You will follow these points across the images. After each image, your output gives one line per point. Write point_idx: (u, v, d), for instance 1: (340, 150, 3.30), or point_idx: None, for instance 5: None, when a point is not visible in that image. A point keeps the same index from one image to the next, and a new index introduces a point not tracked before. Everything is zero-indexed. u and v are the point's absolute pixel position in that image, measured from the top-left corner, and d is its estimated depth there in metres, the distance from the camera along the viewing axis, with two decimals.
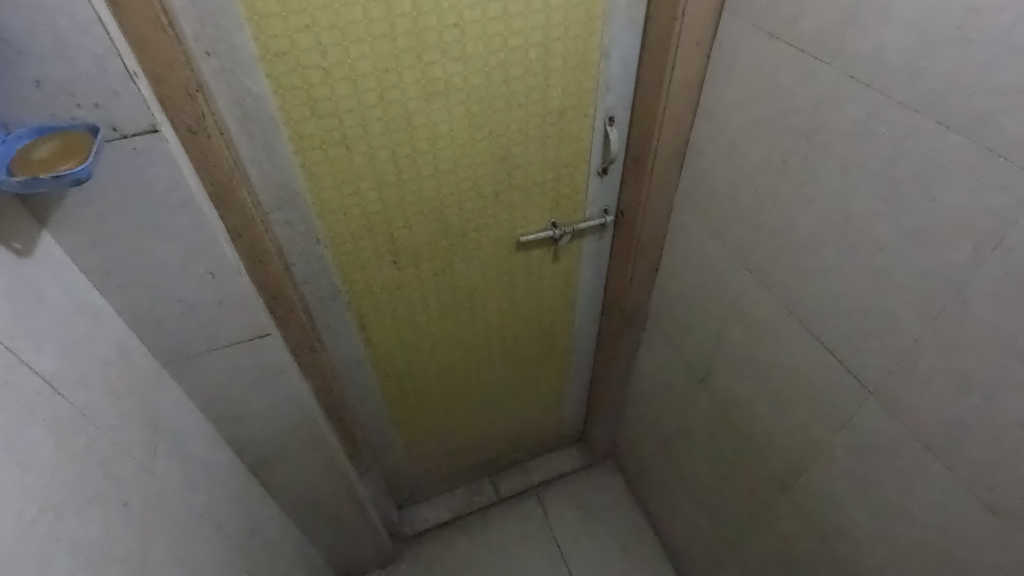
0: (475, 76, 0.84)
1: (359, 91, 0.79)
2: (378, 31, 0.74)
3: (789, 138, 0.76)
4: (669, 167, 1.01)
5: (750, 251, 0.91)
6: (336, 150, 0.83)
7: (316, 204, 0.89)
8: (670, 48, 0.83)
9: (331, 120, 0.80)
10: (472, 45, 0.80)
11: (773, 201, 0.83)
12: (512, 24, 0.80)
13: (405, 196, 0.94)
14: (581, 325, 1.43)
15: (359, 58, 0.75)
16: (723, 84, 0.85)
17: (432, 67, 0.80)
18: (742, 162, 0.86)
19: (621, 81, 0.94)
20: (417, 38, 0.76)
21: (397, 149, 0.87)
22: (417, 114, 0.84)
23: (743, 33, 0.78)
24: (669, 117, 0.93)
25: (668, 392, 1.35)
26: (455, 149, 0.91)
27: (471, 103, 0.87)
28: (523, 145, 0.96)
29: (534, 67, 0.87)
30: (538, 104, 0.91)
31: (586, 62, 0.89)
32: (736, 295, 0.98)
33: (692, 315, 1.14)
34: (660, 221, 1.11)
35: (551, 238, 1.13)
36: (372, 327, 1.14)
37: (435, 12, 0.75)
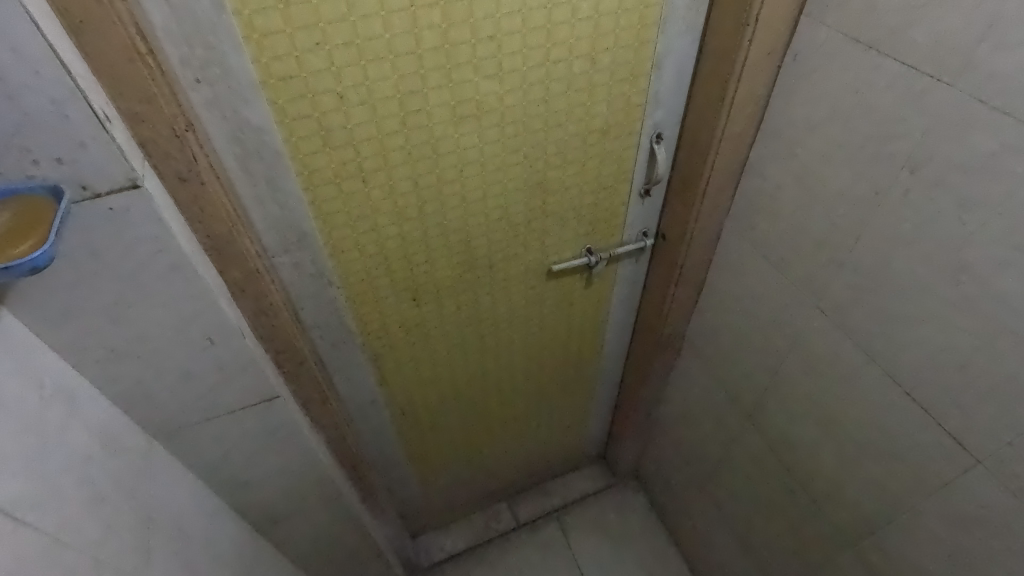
0: (512, 94, 0.72)
1: (378, 117, 0.67)
2: (402, 47, 0.62)
3: (884, 167, 0.65)
4: (723, 188, 0.90)
5: (822, 287, 0.80)
6: (350, 184, 0.72)
7: (327, 243, 0.77)
8: (738, 59, 0.72)
9: (346, 150, 0.68)
10: (510, 60, 0.68)
11: (857, 236, 0.72)
12: (556, 34, 0.68)
13: (428, 230, 0.83)
14: (609, 349, 1.33)
15: (379, 79, 0.63)
16: (797, 99, 0.74)
17: (463, 86, 0.68)
18: (818, 189, 0.75)
19: (673, 94, 0.82)
20: (446, 53, 0.64)
21: (420, 179, 0.76)
22: (444, 140, 0.73)
23: (829, 42, 0.67)
24: (729, 135, 0.81)
25: (706, 422, 1.25)
26: (486, 176, 0.80)
27: (505, 125, 0.75)
28: (561, 168, 0.84)
29: (578, 82, 0.75)
30: (579, 123, 0.80)
31: (635, 75, 0.77)
32: (800, 332, 0.88)
33: (741, 347, 1.04)
34: (706, 246, 1.00)
35: (586, 265, 1.02)
36: (388, 366, 1.03)
37: (468, 23, 0.63)
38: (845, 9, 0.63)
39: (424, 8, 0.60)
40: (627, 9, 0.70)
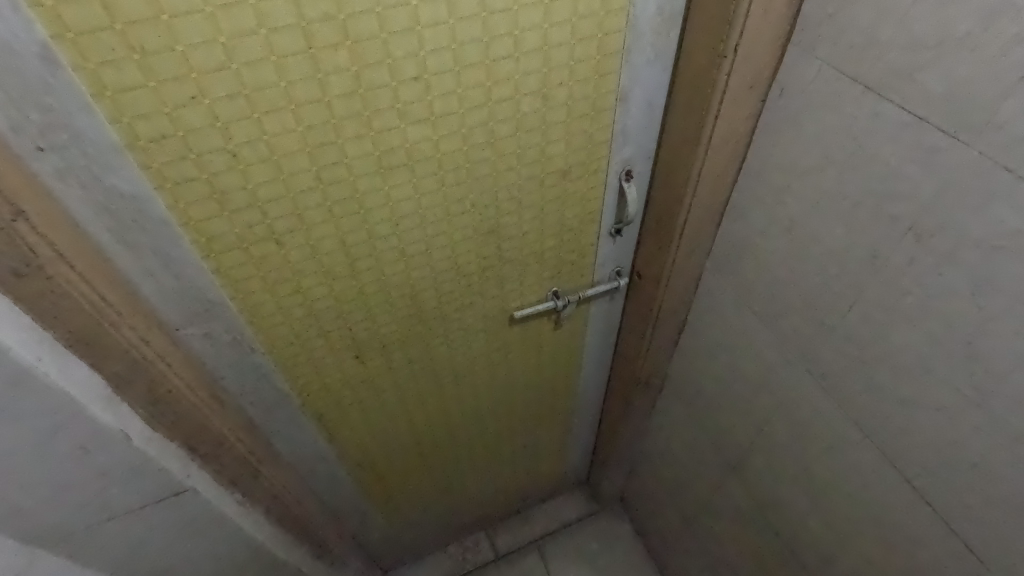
0: (449, 140, 0.61)
1: (285, 173, 0.56)
2: (304, 95, 0.51)
3: (883, 230, 0.55)
4: (702, 230, 0.79)
5: (811, 350, 0.71)
6: (261, 246, 0.61)
7: (243, 309, 0.67)
8: (715, 95, 0.61)
9: (251, 212, 0.58)
10: (443, 103, 0.58)
11: (851, 302, 0.62)
12: (497, 71, 0.57)
13: (363, 287, 0.73)
14: (586, 384, 1.23)
15: (280, 132, 0.53)
16: (783, 140, 0.63)
17: (387, 133, 0.58)
18: (808, 243, 0.65)
19: (643, 128, 0.71)
20: (361, 99, 0.54)
21: (348, 236, 0.65)
22: (371, 193, 0.62)
23: (820, 78, 0.56)
24: (707, 176, 0.71)
25: (691, 465, 1.17)
26: (427, 228, 0.69)
27: (444, 173, 0.64)
28: (516, 214, 0.74)
29: (528, 122, 0.64)
30: (534, 166, 0.69)
31: (597, 110, 0.66)
32: (788, 392, 0.78)
33: (725, 397, 0.94)
34: (686, 288, 0.90)
35: (552, 309, 0.92)
36: (335, 423, 0.93)
37: (385, 64, 0.52)
38: (839, 40, 0.52)
39: (325, 49, 0.49)
40: (583, 38, 0.58)
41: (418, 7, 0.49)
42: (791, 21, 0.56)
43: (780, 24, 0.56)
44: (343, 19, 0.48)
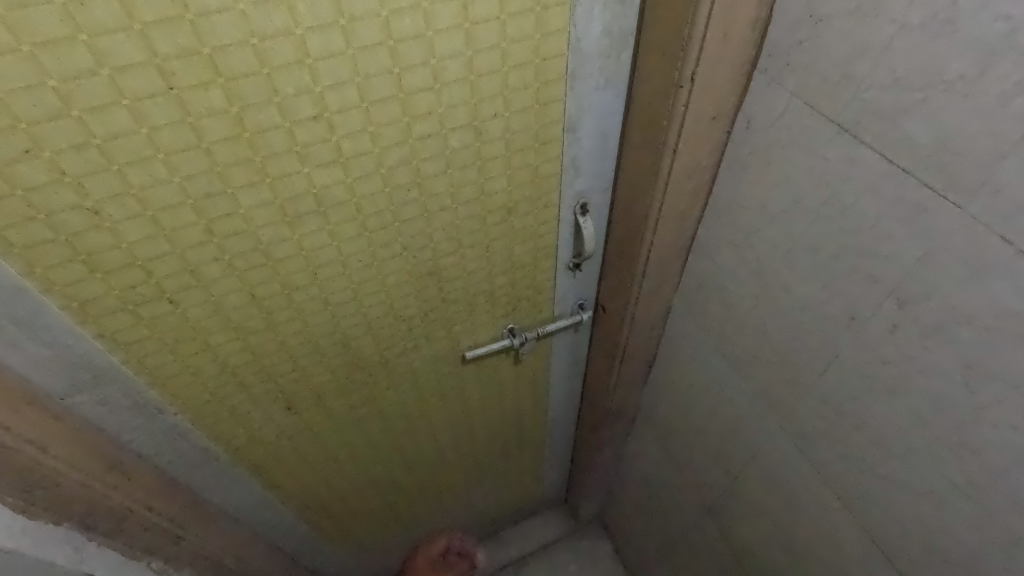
0: (365, 182, 0.53)
1: (166, 228, 0.48)
2: (175, 142, 0.43)
3: (861, 293, 0.48)
4: (667, 267, 0.72)
5: (785, 405, 0.64)
6: (150, 307, 0.53)
7: (141, 372, 0.59)
8: (671, 129, 0.53)
9: (131, 271, 0.50)
10: (353, 143, 0.50)
11: (826, 362, 0.55)
12: (416, 105, 0.50)
13: (285, 339, 0.65)
14: (556, 413, 1.16)
15: (151, 185, 0.45)
16: (749, 178, 0.55)
17: (288, 179, 0.49)
18: (779, 293, 0.58)
19: (597, 160, 0.63)
20: (249, 143, 0.45)
21: (257, 289, 0.57)
22: (279, 243, 0.54)
23: (788, 112, 0.48)
24: (669, 213, 0.63)
25: (666, 498, 1.10)
26: (352, 275, 0.62)
27: (365, 217, 0.56)
28: (456, 254, 0.66)
29: (460, 158, 0.56)
30: (472, 204, 0.61)
31: (541, 141, 0.58)
32: (761, 444, 0.71)
33: (697, 437, 0.87)
34: (654, 324, 0.82)
35: (509, 347, 0.84)
36: (274, 471, 0.86)
37: (273, 103, 0.44)
38: (808, 71, 0.45)
39: (192, 89, 0.41)
40: (515, 65, 0.51)
41: (306, 37, 0.41)
42: (756, 46, 0.48)
43: (742, 50, 0.48)
44: (210, 54, 0.39)
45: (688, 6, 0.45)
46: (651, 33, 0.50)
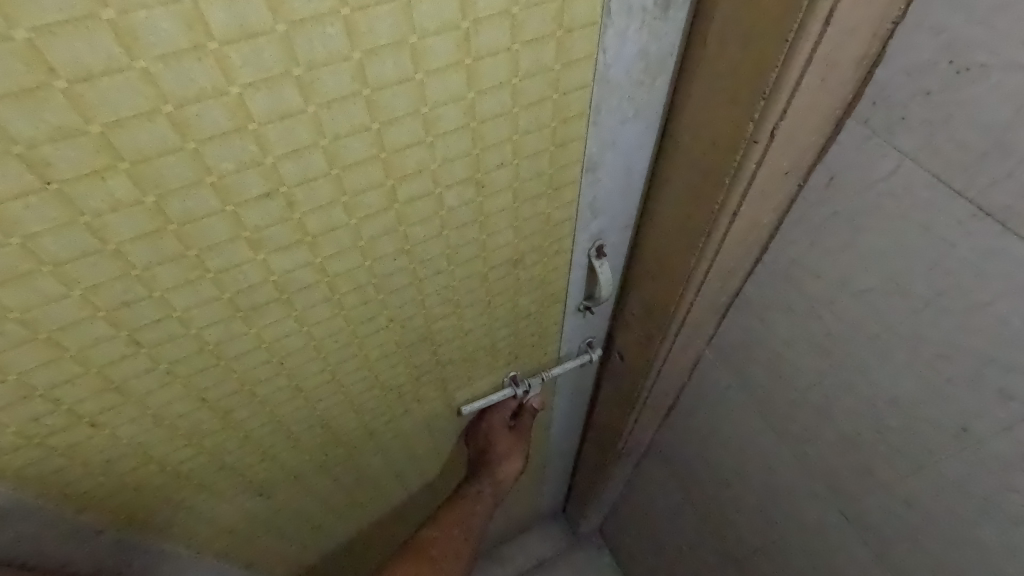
0: (338, 259, 0.41)
1: (73, 348, 0.36)
2: (64, 249, 0.31)
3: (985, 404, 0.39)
4: (701, 325, 0.61)
5: (848, 491, 0.55)
6: (66, 434, 0.42)
7: (65, 501, 0.47)
8: (733, 187, 0.42)
9: (32, 402, 0.38)
10: (320, 219, 0.37)
11: (914, 467, 0.47)
12: (402, 163, 0.37)
13: (251, 433, 0.53)
14: (556, 444, 1.06)
15: (40, 303, 0.33)
16: (822, 241, 0.45)
17: (235, 272, 0.37)
18: (852, 375, 0.48)
19: (621, 202, 0.52)
20: (175, 236, 0.33)
21: (208, 392, 0.46)
22: (232, 341, 0.42)
23: (896, 177, 0.37)
24: (716, 275, 0.52)
25: (681, 536, 1.02)
26: (328, 357, 0.50)
27: (341, 296, 0.45)
28: (453, 316, 0.55)
29: (459, 217, 0.44)
30: (472, 264, 0.49)
31: (555, 187, 0.46)
32: (812, 520, 0.63)
33: (727, 492, 0.79)
34: (680, 377, 0.72)
35: (512, 396, 0.74)
36: (249, 553, 0.75)
37: (207, 184, 0.31)
38: (933, 131, 0.34)
39: (81, 181, 0.28)
40: (528, 104, 0.38)
41: (245, 96, 0.29)
42: (854, 92, 0.37)
43: (833, 98, 0.37)
44: (101, 132, 0.27)
45: (776, 45, 0.34)
46: (715, 71, 0.39)
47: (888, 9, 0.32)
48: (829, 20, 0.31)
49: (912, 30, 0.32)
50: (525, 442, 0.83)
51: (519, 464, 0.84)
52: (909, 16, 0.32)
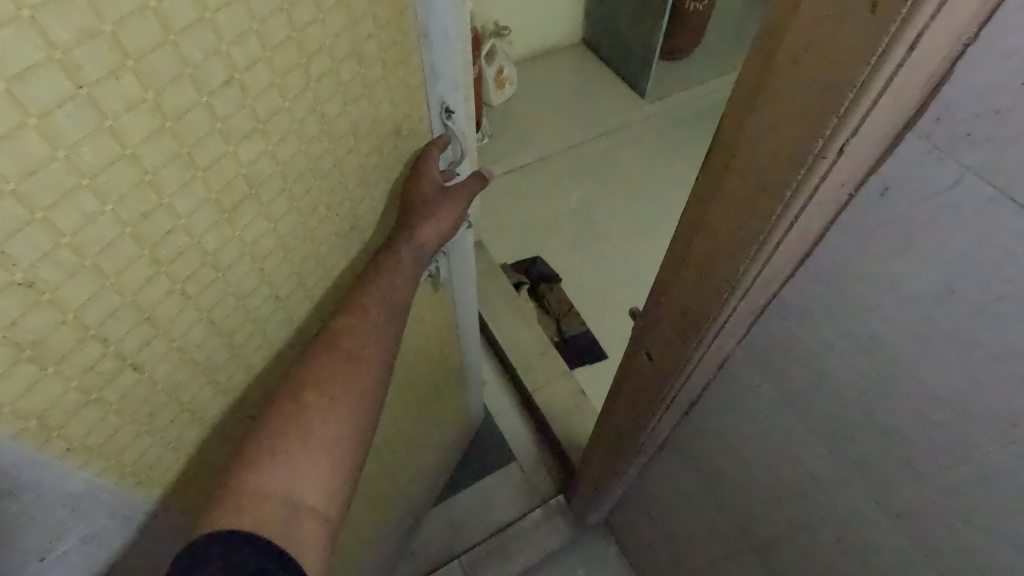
0: (284, 143, 0.52)
1: (111, 275, 0.42)
2: (96, 158, 0.37)
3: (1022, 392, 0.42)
4: (734, 327, 0.62)
5: (883, 482, 0.58)
6: (115, 385, 0.47)
7: (122, 471, 0.52)
8: (793, 196, 0.44)
9: (86, 346, 0.43)
10: (264, 102, 0.48)
11: (959, 460, 0.49)
12: (307, 41, 0.50)
13: (249, 359, 0.60)
14: (466, 334, 1.23)
15: (84, 223, 0.38)
16: (863, 246, 0.47)
17: (217, 166, 0.46)
18: (874, 356, 0.51)
19: (452, 66, 0.69)
20: (171, 133, 0.41)
21: (215, 313, 0.53)
22: (225, 247, 0.50)
23: (957, 191, 0.39)
24: (759, 282, 0.54)
25: (691, 521, 1.06)
26: (292, 255, 0.60)
27: (291, 185, 0.55)
28: (367, 196, 0.68)
29: (352, 91, 0.58)
30: (368, 135, 0.63)
31: (406, 53, 0.63)
32: (833, 504, 0.67)
33: (741, 476, 0.82)
34: (706, 376, 0.74)
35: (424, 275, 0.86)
36: None
37: (186, 76, 0.40)
38: (998, 148, 0.36)
39: (102, 83, 0.35)
40: None
41: None
42: (917, 107, 0.38)
43: (896, 114, 0.39)
44: (113, 32, 0.34)
45: (855, 67, 0.36)
46: (781, 87, 0.41)
47: (962, 31, 0.34)
48: (915, 47, 0.33)
49: (983, 52, 0.34)
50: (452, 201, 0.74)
51: (445, 222, 0.73)
52: (981, 39, 0.34)
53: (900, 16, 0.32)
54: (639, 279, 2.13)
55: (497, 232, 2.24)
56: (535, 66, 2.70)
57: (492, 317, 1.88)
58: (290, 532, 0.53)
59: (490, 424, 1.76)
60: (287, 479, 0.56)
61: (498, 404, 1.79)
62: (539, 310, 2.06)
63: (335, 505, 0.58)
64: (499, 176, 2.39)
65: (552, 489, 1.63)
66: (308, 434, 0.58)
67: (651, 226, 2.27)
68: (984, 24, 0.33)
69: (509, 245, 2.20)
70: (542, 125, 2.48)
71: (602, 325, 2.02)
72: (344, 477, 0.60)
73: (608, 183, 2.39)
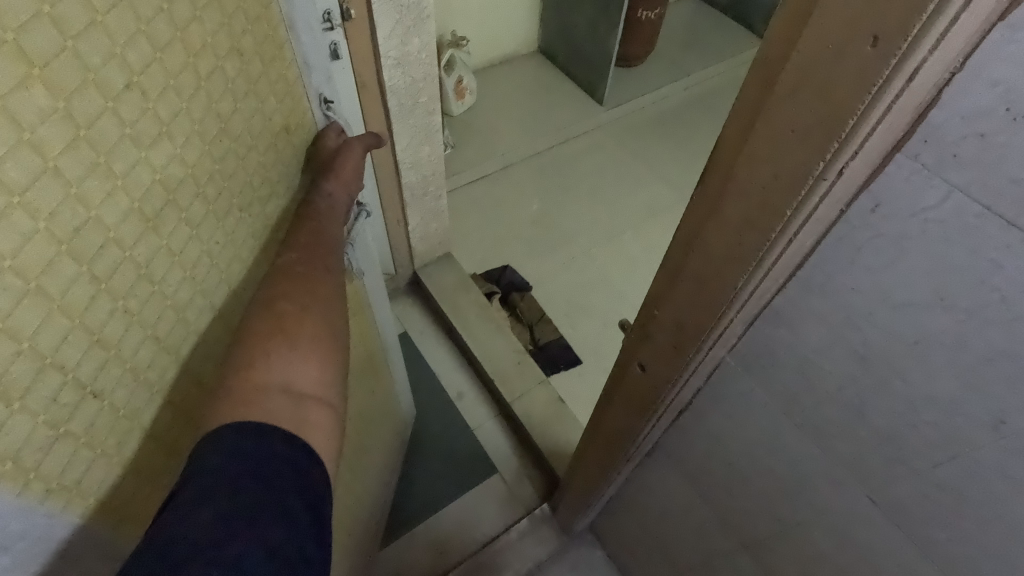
0: (190, 147, 0.48)
1: (57, 297, 0.38)
2: (22, 174, 0.33)
3: (1007, 389, 0.45)
4: (727, 337, 0.64)
5: (877, 479, 0.60)
6: (81, 416, 0.42)
7: (101, 514, 0.47)
8: (795, 215, 0.46)
9: (46, 377, 0.38)
10: (165, 104, 0.44)
11: (951, 454, 0.52)
12: (192, 39, 0.46)
13: (202, 376, 0.57)
14: (387, 330, 1.23)
15: (22, 244, 0.34)
16: (854, 259, 0.49)
17: (134, 173, 0.42)
18: (862, 360, 0.54)
19: (315, 54, 0.69)
20: (87, 143, 0.37)
21: (158, 331, 0.48)
22: (156, 259, 0.46)
23: (946, 207, 0.41)
24: (755, 296, 0.56)
25: (678, 519, 1.08)
26: (219, 264, 0.56)
27: (204, 187, 0.51)
28: (274, 195, 0.65)
29: (240, 88, 0.54)
30: (264, 135, 0.60)
31: (279, 48, 0.61)
32: (825, 501, 0.69)
33: (729, 475, 0.84)
34: (698, 383, 0.75)
35: None
36: None
37: (91, 82, 0.36)
38: (984, 168, 0.38)
39: (14, 92, 0.32)
40: None
41: None
42: (906, 130, 0.41)
43: (889, 136, 0.41)
44: (16, 39, 0.31)
45: (857, 95, 0.38)
46: (780, 113, 0.43)
47: (949, 62, 0.36)
48: (912, 79, 0.35)
49: (969, 81, 0.37)
50: (356, 148, 0.77)
51: (354, 164, 0.75)
52: (965, 69, 0.36)
53: (899, 51, 0.34)
54: (607, 283, 2.16)
55: (464, 243, 2.23)
56: (494, 75, 2.71)
57: (464, 328, 1.87)
58: (298, 417, 0.56)
59: (467, 436, 1.74)
60: (282, 374, 0.57)
61: (475, 417, 1.78)
62: (511, 319, 2.06)
63: (330, 389, 0.61)
64: (462, 186, 2.39)
65: (536, 499, 1.63)
66: (293, 338, 0.59)
67: (615, 230, 2.31)
68: (968, 55, 0.36)
69: (474, 255, 2.19)
70: (503, 134, 2.48)
71: (575, 330, 2.04)
72: (331, 366, 0.63)
73: (570, 189, 2.42)
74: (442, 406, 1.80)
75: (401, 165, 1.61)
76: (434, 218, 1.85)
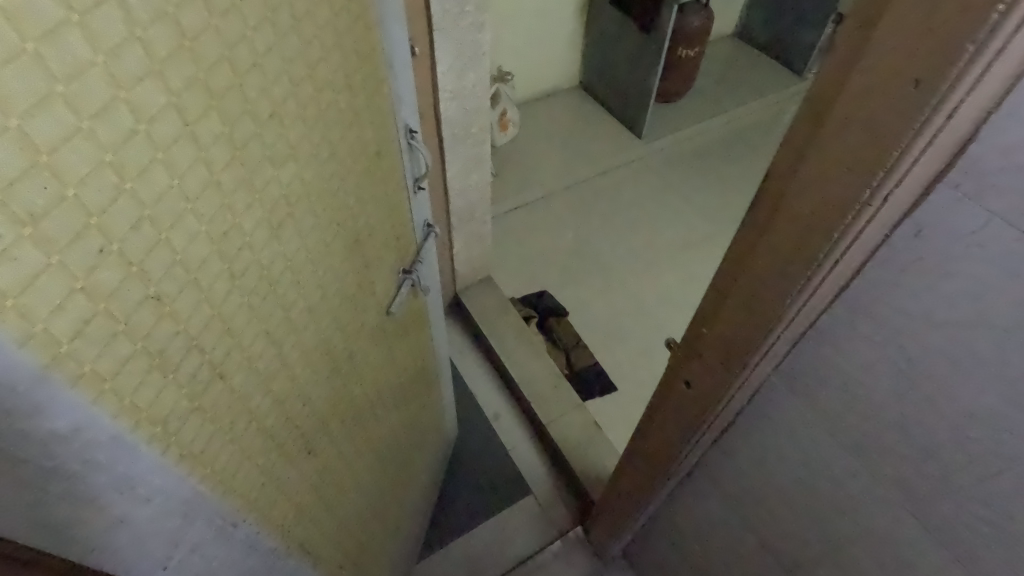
0: (307, 168, 0.56)
1: (206, 288, 0.45)
2: (197, 184, 0.41)
3: None
4: (774, 355, 0.67)
5: (921, 496, 0.62)
6: (210, 393, 0.49)
7: None
8: (844, 237, 0.50)
9: (192, 357, 0.45)
10: (294, 131, 0.53)
11: (997, 471, 0.53)
12: (318, 77, 0.55)
13: (294, 370, 0.64)
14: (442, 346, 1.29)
15: (190, 242, 0.42)
16: (898, 280, 0.52)
17: (268, 189, 0.50)
18: (907, 379, 0.56)
19: (408, 90, 0.77)
20: (240, 161, 0.46)
21: (269, 325, 0.56)
22: (274, 262, 0.54)
23: (987, 231, 0.45)
24: (802, 313, 0.59)
25: (718, 543, 1.08)
26: (318, 270, 0.63)
27: (314, 203, 0.59)
28: (366, 213, 0.73)
29: (348, 118, 0.63)
30: (362, 159, 0.68)
31: (380, 84, 0.70)
32: (870, 522, 0.71)
33: (772, 495, 0.85)
34: (742, 401, 0.78)
35: (409, 286, 0.92)
36: (314, 546, 0.81)
37: (247, 112, 0.45)
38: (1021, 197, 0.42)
39: (200, 120, 0.40)
40: (355, 18, 0.60)
41: (253, 38, 0.44)
42: (946, 162, 0.45)
43: (931, 167, 0.45)
44: (205, 78, 0.40)
45: (901, 131, 0.42)
46: (830, 145, 0.48)
47: (987, 101, 0.40)
48: (951, 115, 0.40)
49: (1006, 118, 0.41)
50: None
51: None
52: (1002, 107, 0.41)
53: (940, 91, 0.39)
54: (642, 310, 2.19)
55: (503, 268, 2.29)
56: (537, 109, 2.82)
57: (503, 351, 1.92)
58: None
59: (504, 455, 1.77)
60: None
61: (511, 437, 1.81)
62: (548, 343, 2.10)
63: None
64: (505, 214, 2.47)
65: (570, 521, 1.64)
66: None
67: (652, 260, 2.35)
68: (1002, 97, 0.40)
69: (513, 281, 2.25)
70: (544, 164, 2.57)
71: (610, 357, 2.07)
72: None
73: (609, 218, 2.47)
74: (479, 425, 1.83)
75: (450, 192, 1.69)
76: (478, 242, 1.93)
